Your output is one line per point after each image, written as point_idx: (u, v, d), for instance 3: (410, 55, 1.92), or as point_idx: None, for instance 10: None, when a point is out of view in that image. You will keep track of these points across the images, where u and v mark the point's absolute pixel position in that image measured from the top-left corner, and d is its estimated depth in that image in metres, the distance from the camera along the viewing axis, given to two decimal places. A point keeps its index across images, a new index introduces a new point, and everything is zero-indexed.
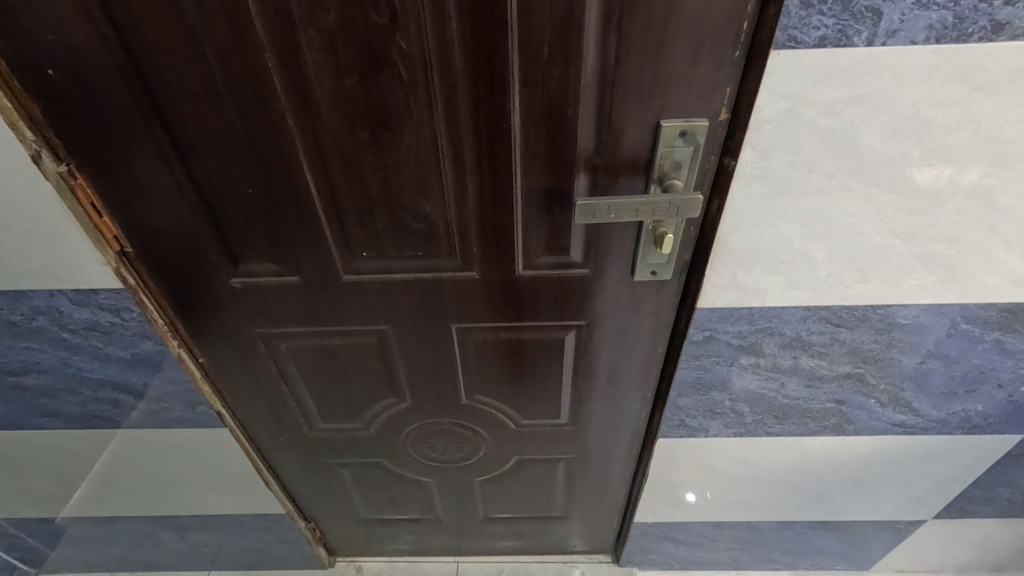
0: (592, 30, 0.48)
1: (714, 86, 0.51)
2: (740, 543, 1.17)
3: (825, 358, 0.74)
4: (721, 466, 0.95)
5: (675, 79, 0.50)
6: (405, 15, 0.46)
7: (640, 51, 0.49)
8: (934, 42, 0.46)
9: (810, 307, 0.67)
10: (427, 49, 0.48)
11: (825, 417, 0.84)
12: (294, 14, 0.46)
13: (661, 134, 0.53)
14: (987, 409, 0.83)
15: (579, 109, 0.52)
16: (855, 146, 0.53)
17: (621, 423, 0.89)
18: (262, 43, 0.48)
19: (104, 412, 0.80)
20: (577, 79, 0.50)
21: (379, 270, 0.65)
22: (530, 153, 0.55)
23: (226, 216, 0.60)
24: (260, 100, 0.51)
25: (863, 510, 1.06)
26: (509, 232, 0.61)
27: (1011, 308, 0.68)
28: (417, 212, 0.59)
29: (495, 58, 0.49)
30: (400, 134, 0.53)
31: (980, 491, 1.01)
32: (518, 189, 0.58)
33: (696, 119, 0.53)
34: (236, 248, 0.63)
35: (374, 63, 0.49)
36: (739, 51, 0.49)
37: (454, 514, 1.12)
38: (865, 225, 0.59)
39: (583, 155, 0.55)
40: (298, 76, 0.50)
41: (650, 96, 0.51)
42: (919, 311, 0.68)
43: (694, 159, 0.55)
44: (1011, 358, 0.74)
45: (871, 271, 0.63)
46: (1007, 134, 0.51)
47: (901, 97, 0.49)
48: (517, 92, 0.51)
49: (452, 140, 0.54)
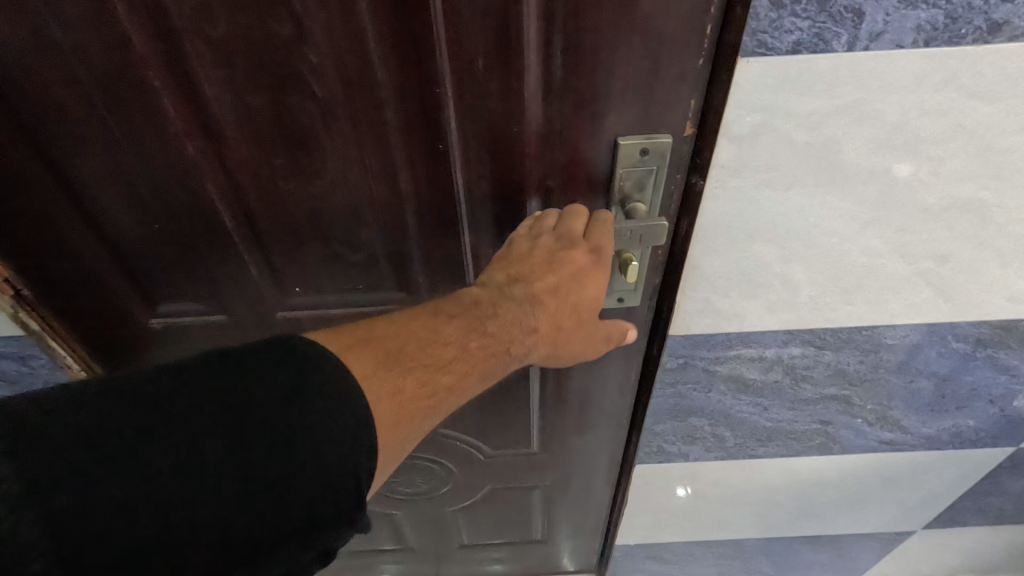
0: (534, 37, 0.41)
1: (676, 96, 0.45)
2: (726, 560, 1.13)
3: (809, 380, 0.69)
4: (704, 489, 0.91)
5: (634, 91, 0.45)
6: (312, 24, 0.40)
7: (591, 59, 0.43)
8: (923, 45, 0.40)
9: (792, 330, 0.62)
10: (341, 63, 0.42)
11: (810, 438, 0.80)
12: (178, 25, 0.40)
13: (619, 153, 0.48)
14: (979, 424, 0.79)
15: (526, 127, 0.46)
16: (836, 162, 0.47)
17: (596, 450, 0.84)
18: (145, 60, 0.41)
19: None
20: (521, 94, 0.44)
21: (319, 305, 0.59)
22: (475, 176, 0.49)
23: (136, 254, 0.53)
24: (154, 126, 0.44)
25: (852, 524, 1.02)
26: (459, 261, 0.55)
27: (1005, 325, 0.63)
28: (354, 242, 0.53)
29: (424, 70, 0.42)
30: (322, 158, 0.47)
31: (970, 502, 0.97)
32: (464, 216, 0.51)
33: (658, 135, 0.47)
34: (151, 286, 0.56)
35: (281, 80, 0.42)
36: (703, 59, 0.43)
37: (428, 543, 1.07)
38: (849, 244, 0.53)
39: (536, 177, 0.49)
40: (194, 97, 0.43)
41: (606, 111, 0.45)
42: (908, 331, 0.63)
43: (657, 178, 0.49)
44: (1004, 374, 0.70)
45: (856, 291, 0.58)
46: (1004, 144, 0.46)
47: (886, 106, 0.43)
48: (454, 109, 0.44)
49: (384, 165, 0.48)
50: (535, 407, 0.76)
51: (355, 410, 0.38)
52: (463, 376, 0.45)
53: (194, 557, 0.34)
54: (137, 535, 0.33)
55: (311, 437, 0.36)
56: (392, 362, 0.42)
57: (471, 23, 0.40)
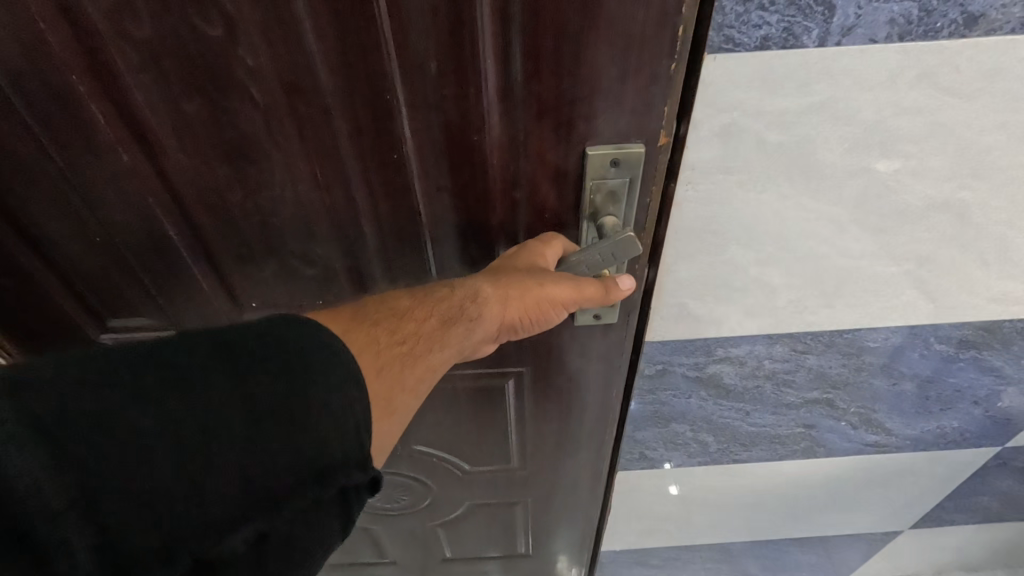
0: (488, 38, 0.39)
1: (649, 107, 0.43)
2: (715, 564, 1.12)
3: (790, 384, 0.68)
4: (688, 493, 0.89)
5: (601, 97, 0.42)
6: (244, 25, 0.39)
7: (552, 63, 0.40)
8: (898, 40, 0.39)
9: (771, 334, 0.60)
10: (280, 68, 0.41)
11: (794, 442, 0.78)
12: (101, 29, 0.39)
13: (586, 163, 0.45)
14: (964, 425, 0.78)
15: (487, 134, 0.44)
16: (811, 162, 0.45)
17: (578, 468, 0.81)
18: (72, 67, 0.40)
19: None
20: (480, 100, 0.42)
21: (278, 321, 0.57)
22: (435, 188, 0.47)
23: (83, 264, 0.52)
24: (92, 131, 0.43)
25: (840, 525, 1.01)
26: (423, 276, 0.54)
27: (988, 326, 0.61)
28: (308, 255, 0.52)
29: (370, 74, 0.41)
30: (266, 167, 0.46)
31: (957, 501, 0.97)
32: (425, 227, 0.50)
33: (629, 144, 0.45)
34: (99, 303, 0.55)
35: (219, 86, 0.41)
36: (677, 60, 0.40)
37: (410, 557, 1.04)
38: (827, 247, 0.52)
39: (501, 189, 0.47)
40: (131, 103, 0.42)
41: (573, 119, 0.43)
42: (890, 333, 0.61)
43: (630, 190, 0.47)
44: (988, 375, 0.69)
45: (836, 295, 0.56)
46: (983, 143, 0.44)
47: (861, 105, 0.42)
48: (405, 115, 0.43)
49: (334, 174, 0.46)
50: (515, 424, 0.74)
51: (341, 357, 0.38)
52: (425, 328, 0.45)
53: (210, 505, 0.33)
54: (151, 481, 0.32)
55: (314, 383, 0.37)
56: (362, 312, 0.43)
57: (421, 23, 0.39)
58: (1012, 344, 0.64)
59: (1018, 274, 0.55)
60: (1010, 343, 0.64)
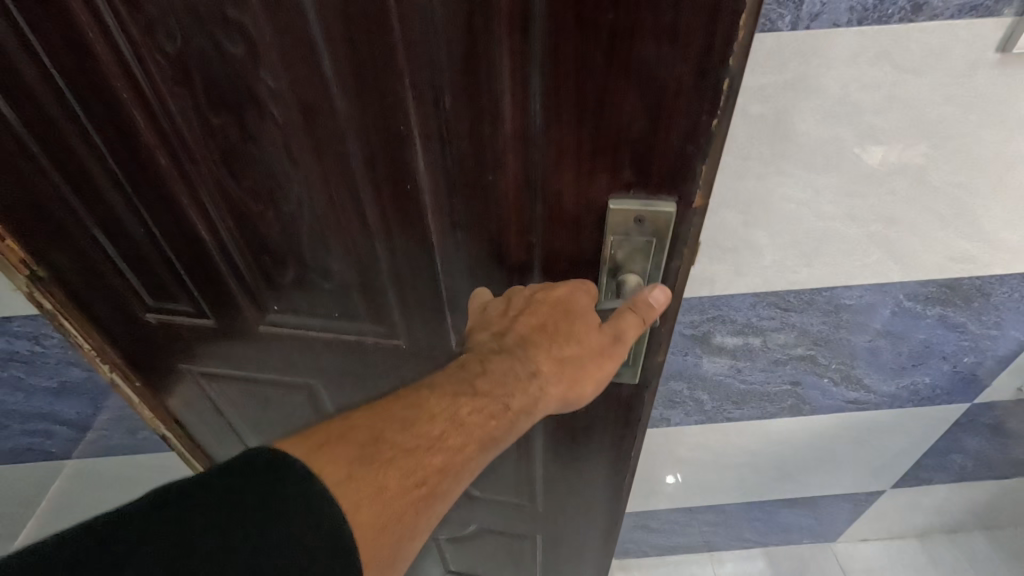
0: (506, 82, 0.41)
1: (672, 164, 0.43)
2: (711, 526, 1.20)
3: (777, 342, 0.75)
4: (686, 454, 0.96)
5: (624, 150, 0.43)
6: (264, 47, 0.43)
7: (573, 111, 0.41)
8: (857, 24, 0.46)
9: (758, 293, 0.68)
10: (302, 95, 0.45)
11: (782, 399, 0.86)
12: (143, 44, 0.45)
13: (609, 216, 0.46)
14: (935, 381, 0.85)
15: (504, 175, 0.46)
16: (789, 131, 0.52)
17: (583, 524, 0.85)
18: (121, 76, 0.47)
19: (37, 445, 0.77)
20: (494, 140, 0.44)
21: (297, 322, 0.63)
22: (447, 221, 0.51)
23: (133, 247, 0.59)
24: (141, 132, 0.50)
25: (827, 485, 1.09)
26: (433, 298, 0.57)
27: (951, 283, 0.69)
28: (324, 267, 0.57)
29: (385, 105, 0.45)
30: (287, 181, 0.51)
31: (934, 459, 1.04)
32: (437, 255, 0.53)
33: (655, 202, 0.45)
34: (143, 286, 0.62)
35: (244, 104, 0.47)
36: (718, 118, 0.40)
37: (425, 563, 1.12)
38: (805, 209, 0.59)
39: (517, 227, 0.49)
40: (169, 112, 0.48)
41: (592, 169, 0.44)
42: (864, 291, 0.69)
43: (653, 247, 0.47)
44: (953, 332, 0.77)
45: (815, 254, 0.64)
46: (935, 113, 0.52)
47: (829, 80, 0.49)
48: (419, 147, 0.46)
49: (350, 195, 0.51)
50: (529, 464, 0.77)
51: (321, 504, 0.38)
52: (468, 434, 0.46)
53: None
54: None
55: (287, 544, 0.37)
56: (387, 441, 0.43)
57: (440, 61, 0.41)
58: (972, 301, 0.72)
59: (972, 235, 0.63)
60: (971, 300, 0.72)
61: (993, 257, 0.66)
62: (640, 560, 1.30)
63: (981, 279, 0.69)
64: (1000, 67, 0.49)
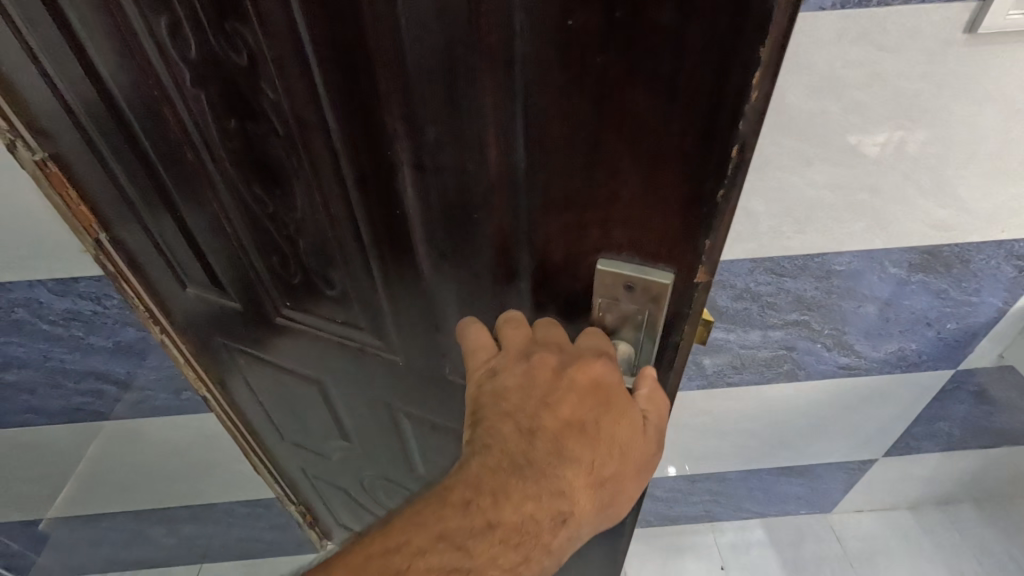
0: (493, 120, 0.40)
1: (665, 222, 0.42)
2: (712, 496, 1.27)
3: (774, 307, 0.81)
4: (688, 419, 1.03)
5: (616, 203, 0.42)
6: (268, 63, 0.43)
7: (566, 163, 0.40)
8: (840, 8, 0.52)
9: (755, 259, 0.74)
10: (304, 115, 0.46)
11: (778, 364, 0.92)
12: (165, 46, 0.46)
13: (598, 277, 0.46)
14: (921, 347, 0.91)
15: (494, 214, 0.46)
16: (781, 104, 0.59)
17: None
18: (148, 71, 0.48)
19: (87, 405, 0.83)
20: (482, 177, 0.44)
21: (305, 322, 0.67)
22: (436, 251, 0.51)
23: (168, 233, 0.61)
24: (168, 130, 0.52)
25: (822, 453, 1.15)
26: (428, 318, 0.59)
27: (932, 250, 0.75)
28: (328, 276, 0.60)
29: (377, 132, 0.44)
30: (293, 194, 0.53)
31: (922, 427, 1.10)
32: (429, 279, 0.54)
33: (648, 268, 0.45)
34: (179, 267, 0.65)
35: (253, 115, 0.47)
36: (720, 191, 0.39)
37: None
38: (796, 178, 0.65)
39: (507, 267, 0.49)
40: (189, 113, 0.50)
41: (583, 219, 0.43)
42: (852, 258, 0.75)
43: (643, 309, 0.47)
44: (937, 299, 0.83)
45: (806, 221, 0.70)
46: (911, 89, 0.58)
47: (816, 58, 0.55)
48: (410, 175, 0.46)
49: (348, 213, 0.52)
50: None
51: None
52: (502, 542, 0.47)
53: None
54: None
55: None
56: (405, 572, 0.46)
57: (429, 97, 0.40)
58: (952, 267, 0.78)
59: (950, 203, 0.69)
60: (952, 267, 0.78)
61: (969, 225, 0.72)
62: (644, 530, 1.36)
63: (960, 246, 0.75)
64: (967, 46, 0.55)
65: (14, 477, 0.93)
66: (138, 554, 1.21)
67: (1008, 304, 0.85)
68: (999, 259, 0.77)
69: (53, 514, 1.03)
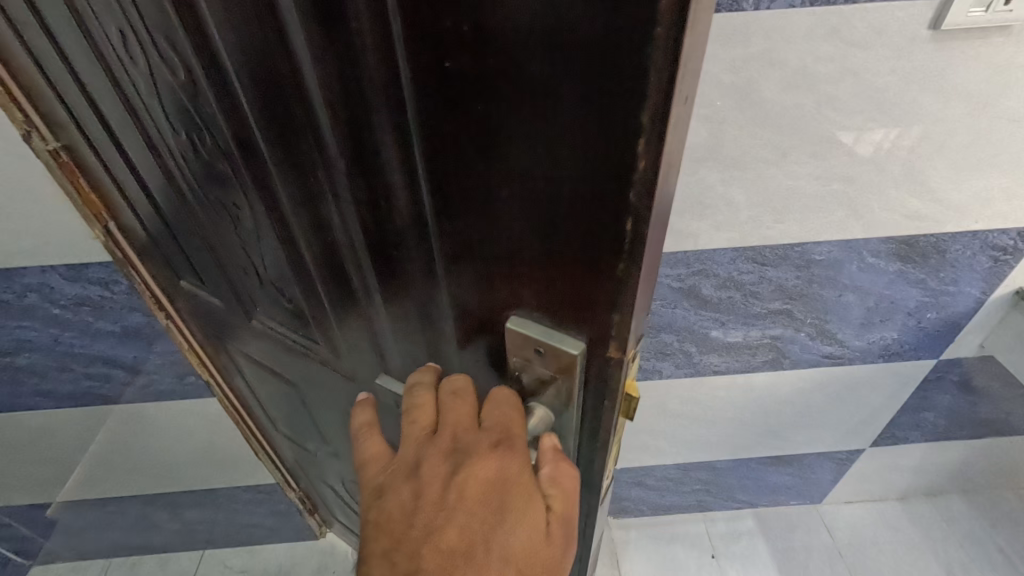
0: (396, 158, 0.37)
1: (570, 292, 0.37)
2: (703, 485, 1.29)
3: (757, 296, 0.84)
4: (677, 407, 1.06)
5: (518, 264, 0.38)
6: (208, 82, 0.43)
7: (464, 215, 0.37)
8: (810, 5, 0.55)
9: (737, 248, 0.77)
10: (238, 132, 0.45)
11: (763, 353, 0.94)
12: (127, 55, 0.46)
13: (507, 335, 0.43)
14: (903, 337, 0.94)
15: (411, 255, 0.43)
16: (757, 98, 0.62)
17: None
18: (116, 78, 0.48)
19: (96, 388, 0.87)
20: (395, 215, 0.41)
21: (276, 327, 0.67)
22: (370, 283, 0.49)
23: (156, 229, 0.63)
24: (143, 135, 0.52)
25: (810, 443, 1.18)
26: (376, 347, 0.57)
27: (909, 240, 0.78)
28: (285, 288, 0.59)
29: (303, 158, 0.42)
30: (246, 209, 0.52)
31: (908, 417, 1.13)
32: (370, 309, 0.52)
33: (557, 336, 0.41)
34: (172, 260, 0.67)
35: (205, 129, 0.47)
36: (622, 265, 0.34)
37: None
38: (774, 169, 0.68)
39: (431, 312, 0.47)
40: (157, 122, 0.50)
41: (489, 276, 0.40)
42: (831, 247, 0.78)
43: (556, 376, 0.43)
44: (916, 289, 0.85)
45: (785, 211, 0.73)
46: (881, 83, 0.61)
47: (789, 53, 0.58)
48: (336, 204, 0.44)
49: (291, 236, 0.51)
50: None
51: None
52: None
53: None
54: None
55: None
56: None
57: (336, 127, 0.38)
58: (929, 258, 0.80)
59: (923, 194, 0.72)
60: (929, 257, 0.81)
61: (943, 216, 0.75)
62: (637, 519, 1.39)
63: (935, 236, 0.77)
64: (933, 42, 0.58)
65: (27, 458, 0.97)
66: (144, 539, 1.25)
67: (986, 295, 0.87)
68: (974, 249, 0.80)
69: (62, 496, 1.07)
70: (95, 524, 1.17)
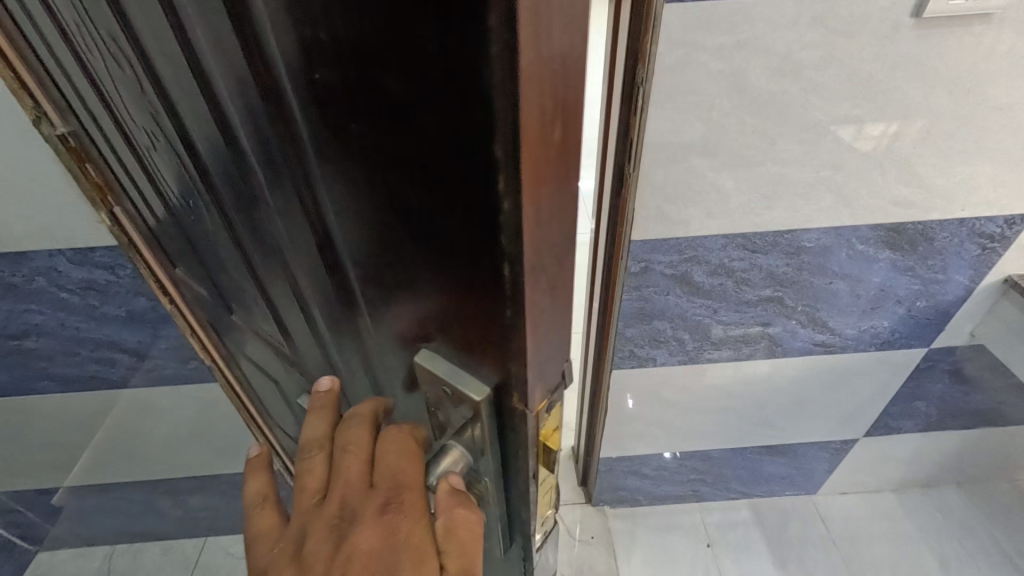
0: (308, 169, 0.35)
1: (466, 336, 0.33)
2: (698, 475, 1.31)
3: (747, 283, 0.86)
4: (671, 396, 1.07)
5: (418, 296, 0.34)
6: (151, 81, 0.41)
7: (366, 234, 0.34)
8: None
9: (728, 235, 0.78)
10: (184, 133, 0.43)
11: (755, 341, 0.96)
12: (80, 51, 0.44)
13: (419, 368, 0.38)
14: (893, 325, 0.95)
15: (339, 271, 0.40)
16: (744, 85, 0.63)
17: None
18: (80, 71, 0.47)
19: (101, 372, 0.89)
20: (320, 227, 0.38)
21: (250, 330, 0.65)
22: (316, 296, 0.47)
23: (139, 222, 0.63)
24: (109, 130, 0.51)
25: (803, 432, 1.20)
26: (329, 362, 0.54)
27: (897, 227, 0.79)
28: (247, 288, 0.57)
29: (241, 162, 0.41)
30: (204, 212, 0.51)
31: (900, 407, 1.14)
32: (321, 324, 0.50)
33: (464, 376, 0.35)
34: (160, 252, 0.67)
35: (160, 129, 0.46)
36: (509, 313, 0.29)
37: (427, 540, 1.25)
38: (762, 156, 0.70)
39: (363, 329, 0.43)
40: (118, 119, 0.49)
41: (398, 304, 0.36)
42: (820, 235, 0.79)
43: (466, 422, 0.37)
44: (905, 276, 0.87)
45: (774, 198, 0.74)
46: (865, 70, 0.63)
47: (775, 41, 0.60)
48: (272, 212, 0.42)
49: (248, 241, 0.49)
50: None
51: None
52: None
53: None
54: None
55: None
56: None
57: (246, 122, 0.36)
58: (917, 245, 0.82)
59: (910, 181, 0.73)
60: (917, 245, 0.82)
61: (930, 203, 0.76)
62: (634, 510, 1.40)
63: (923, 223, 0.79)
64: (916, 29, 0.59)
65: (34, 442, 1.00)
66: (149, 525, 1.27)
67: (975, 283, 0.89)
68: (962, 237, 0.81)
69: (68, 481, 1.09)
70: (100, 509, 1.20)
